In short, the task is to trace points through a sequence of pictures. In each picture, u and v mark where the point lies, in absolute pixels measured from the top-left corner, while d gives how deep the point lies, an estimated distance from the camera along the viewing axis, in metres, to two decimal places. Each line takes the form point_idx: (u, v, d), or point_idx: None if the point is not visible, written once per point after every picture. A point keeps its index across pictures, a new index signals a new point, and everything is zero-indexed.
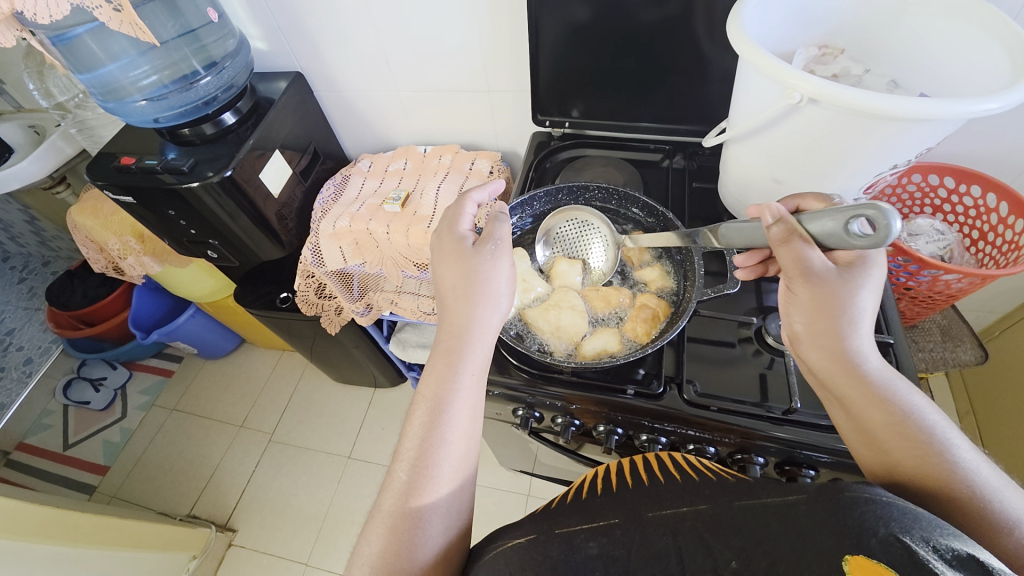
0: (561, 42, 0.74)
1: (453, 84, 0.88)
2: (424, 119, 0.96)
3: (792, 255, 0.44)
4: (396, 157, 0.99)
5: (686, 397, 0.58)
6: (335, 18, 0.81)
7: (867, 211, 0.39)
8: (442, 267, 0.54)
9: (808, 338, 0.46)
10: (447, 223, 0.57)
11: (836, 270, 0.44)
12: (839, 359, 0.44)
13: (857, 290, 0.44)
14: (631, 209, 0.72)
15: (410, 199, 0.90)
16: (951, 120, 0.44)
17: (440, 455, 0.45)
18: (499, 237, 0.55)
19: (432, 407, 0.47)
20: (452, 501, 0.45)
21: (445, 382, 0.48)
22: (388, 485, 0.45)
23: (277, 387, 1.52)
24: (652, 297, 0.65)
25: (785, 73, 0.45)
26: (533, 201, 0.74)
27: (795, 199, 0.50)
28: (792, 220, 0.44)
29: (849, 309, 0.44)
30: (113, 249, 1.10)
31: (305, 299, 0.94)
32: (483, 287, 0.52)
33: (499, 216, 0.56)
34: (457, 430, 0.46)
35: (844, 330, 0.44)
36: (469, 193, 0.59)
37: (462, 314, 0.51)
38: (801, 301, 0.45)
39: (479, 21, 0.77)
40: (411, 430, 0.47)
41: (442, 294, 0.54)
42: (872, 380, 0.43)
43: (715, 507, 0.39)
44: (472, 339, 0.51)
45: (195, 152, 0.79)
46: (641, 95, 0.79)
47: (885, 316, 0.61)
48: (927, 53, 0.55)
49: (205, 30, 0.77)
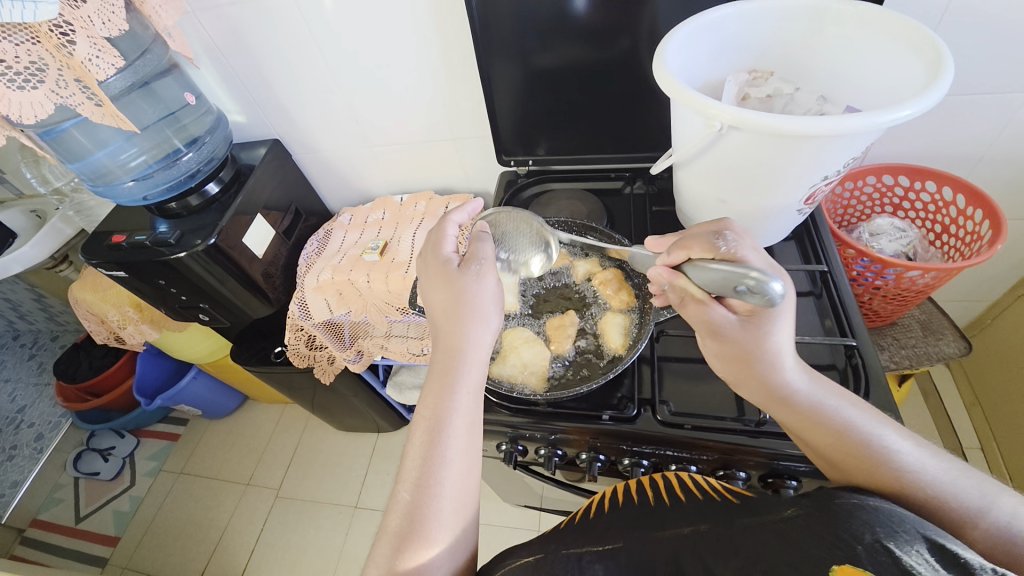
0: (516, 88, 0.79)
1: (422, 135, 0.92)
2: (399, 170, 1.01)
3: (699, 315, 0.48)
4: (375, 208, 1.03)
5: (659, 418, 0.59)
6: (306, 88, 0.87)
7: (748, 278, 0.39)
8: (432, 292, 0.55)
9: (737, 380, 0.49)
10: (431, 249, 0.58)
11: (738, 325, 0.46)
12: (769, 394, 0.47)
13: (765, 334, 0.45)
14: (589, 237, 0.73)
15: (389, 246, 0.92)
16: (868, 132, 0.46)
17: (442, 473, 0.45)
18: (484, 257, 0.55)
19: (431, 425, 0.47)
20: (456, 521, 0.45)
21: (443, 400, 0.48)
22: (394, 506, 0.45)
23: (281, 442, 1.52)
24: (602, 272, 0.71)
25: (706, 105, 0.48)
26: None
27: (683, 249, 0.47)
28: (683, 285, 0.47)
29: (762, 354, 0.46)
30: (113, 320, 1.14)
31: (296, 352, 0.96)
32: (472, 306, 0.53)
33: (481, 238, 0.57)
34: (457, 447, 0.47)
35: (765, 373, 0.46)
36: (449, 216, 0.60)
37: (455, 334, 0.52)
38: (717, 351, 0.49)
39: (439, 76, 0.82)
40: (415, 452, 0.47)
41: (435, 317, 0.55)
42: (804, 407, 0.45)
43: (717, 526, 0.41)
44: (466, 358, 0.51)
45: (183, 224, 0.84)
46: (598, 129, 0.83)
47: (850, 320, 0.61)
48: (847, 69, 0.58)
49: (184, 112, 0.84)
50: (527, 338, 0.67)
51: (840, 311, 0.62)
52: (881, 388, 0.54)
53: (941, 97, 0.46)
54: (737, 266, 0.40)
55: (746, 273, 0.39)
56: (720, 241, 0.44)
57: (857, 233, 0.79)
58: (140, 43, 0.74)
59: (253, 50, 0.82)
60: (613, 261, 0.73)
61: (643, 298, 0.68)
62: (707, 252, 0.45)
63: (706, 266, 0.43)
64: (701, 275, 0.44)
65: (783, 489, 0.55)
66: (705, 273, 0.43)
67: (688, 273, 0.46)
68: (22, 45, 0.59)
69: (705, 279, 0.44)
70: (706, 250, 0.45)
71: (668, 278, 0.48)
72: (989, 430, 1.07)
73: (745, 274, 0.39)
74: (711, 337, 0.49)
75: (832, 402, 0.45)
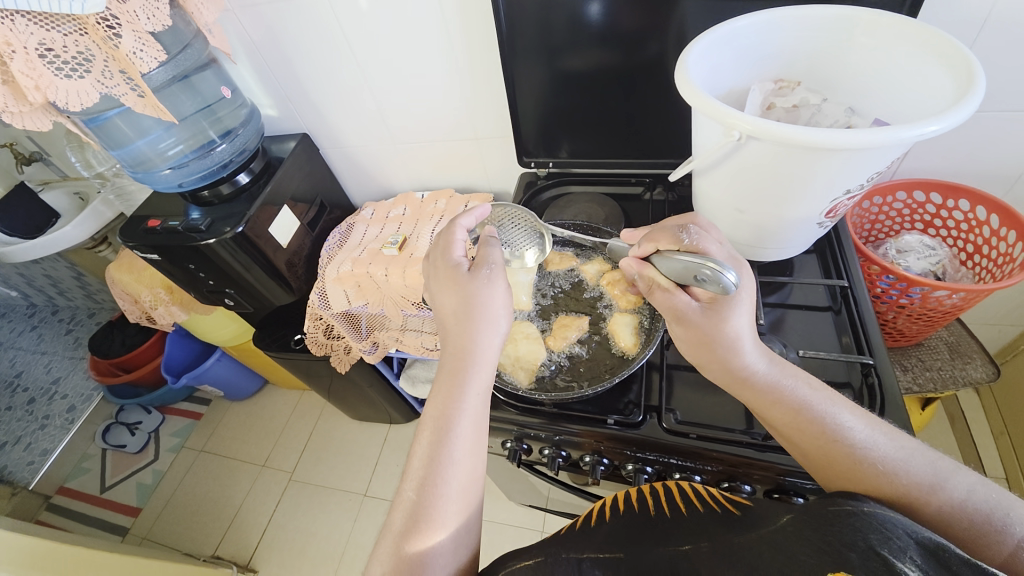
0: (539, 91, 0.79)
1: (444, 135, 0.94)
2: (421, 168, 1.03)
3: (666, 302, 0.51)
4: (396, 204, 1.05)
5: (665, 426, 0.59)
6: (336, 85, 0.90)
7: (705, 269, 0.44)
8: (442, 295, 0.55)
9: (700, 363, 0.51)
10: (440, 253, 0.57)
11: (699, 309, 0.48)
12: (729, 375, 0.48)
13: (726, 320, 0.47)
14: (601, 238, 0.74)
15: (408, 242, 0.94)
16: (892, 147, 0.45)
17: (448, 473, 0.46)
18: (493, 261, 0.55)
19: (438, 425, 0.48)
20: (459, 520, 0.46)
21: (451, 402, 0.49)
22: (401, 501, 0.46)
23: (297, 427, 1.57)
24: (612, 273, 0.71)
25: (724, 113, 0.48)
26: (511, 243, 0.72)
27: (652, 242, 0.51)
28: (652, 274, 0.51)
29: (722, 339, 0.47)
30: (146, 300, 1.20)
31: (315, 340, 0.99)
32: (483, 311, 0.53)
33: (487, 244, 0.56)
34: (463, 448, 0.48)
35: (726, 356, 0.47)
36: (457, 220, 0.60)
37: (465, 336, 0.52)
38: (680, 336, 0.51)
39: (464, 77, 0.83)
40: (423, 452, 0.47)
41: (445, 319, 0.55)
42: (762, 388, 0.47)
43: (716, 543, 0.40)
44: (476, 361, 0.52)
45: (213, 212, 0.88)
46: (620, 134, 0.83)
47: (867, 337, 0.60)
48: (877, 82, 0.57)
49: (219, 104, 0.87)
50: (530, 335, 0.67)
51: (858, 329, 0.61)
52: (896, 408, 0.53)
53: (972, 113, 0.45)
54: (696, 257, 0.45)
55: (704, 264, 0.44)
56: (683, 234, 0.48)
57: (883, 249, 0.77)
58: (181, 38, 0.78)
59: (287, 47, 0.85)
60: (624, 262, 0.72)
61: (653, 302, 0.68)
62: (672, 243, 0.49)
63: (672, 257, 0.47)
64: (667, 265, 0.48)
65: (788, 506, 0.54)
66: (669, 263, 0.48)
67: (657, 263, 0.50)
68: (69, 35, 0.63)
69: (669, 269, 0.48)
70: (671, 242, 0.49)
71: (638, 269, 0.52)
72: (1018, 461, 1.03)
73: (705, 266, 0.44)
74: (677, 322, 0.50)
75: (789, 382, 0.46)
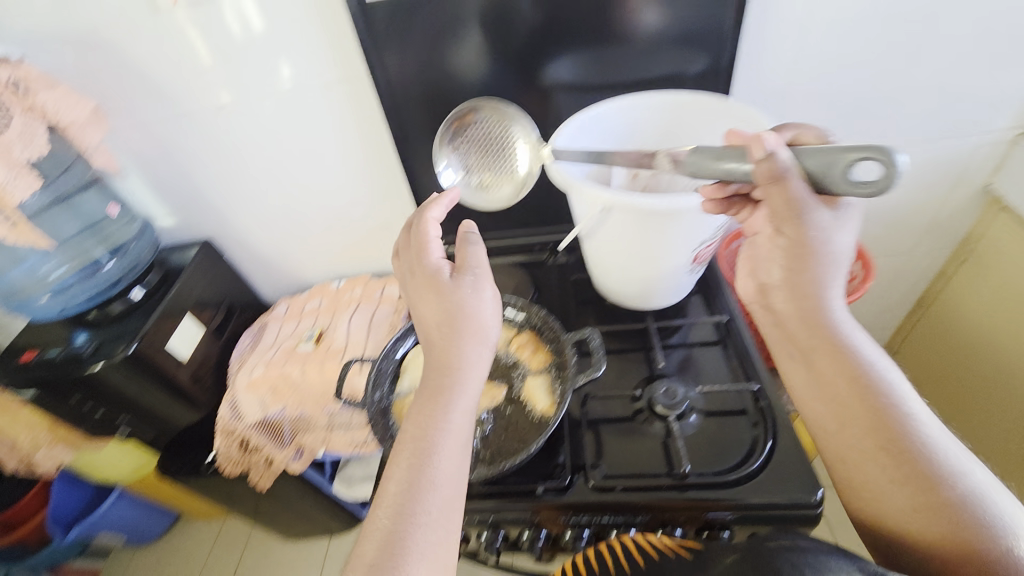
0: (438, 178, 0.85)
1: (354, 226, 0.97)
2: (335, 259, 1.03)
3: (779, 196, 0.45)
4: (312, 296, 1.01)
5: (592, 484, 0.59)
6: (236, 191, 0.90)
7: (873, 152, 0.39)
8: (423, 304, 0.54)
9: (779, 284, 0.51)
10: (417, 255, 0.56)
11: (829, 214, 0.47)
12: (805, 314, 0.50)
13: (829, 234, 0.47)
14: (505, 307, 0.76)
15: (325, 335, 0.93)
16: (722, 205, 0.55)
17: (428, 498, 0.44)
18: (476, 266, 0.55)
19: (421, 445, 0.47)
20: (439, 553, 0.43)
21: (435, 420, 0.48)
22: (374, 528, 0.44)
23: (218, 565, 1.37)
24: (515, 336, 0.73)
25: (587, 190, 0.55)
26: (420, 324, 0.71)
27: (767, 131, 0.47)
28: (787, 162, 0.44)
29: (822, 251, 0.48)
30: (24, 445, 1.05)
31: (227, 457, 0.91)
32: (468, 323, 0.52)
33: (467, 244, 0.56)
34: (446, 472, 0.46)
35: (819, 271, 0.49)
36: (426, 212, 0.57)
37: (450, 349, 0.51)
38: (766, 246, 0.51)
39: (366, 172, 0.88)
40: (403, 472, 0.46)
41: (426, 331, 0.54)
42: (829, 333, 0.49)
43: None
44: (462, 375, 0.50)
45: (102, 333, 0.82)
46: (518, 208, 0.90)
47: (752, 364, 0.67)
48: (712, 149, 0.69)
49: (107, 222, 0.85)
50: None
51: (744, 357, 0.68)
52: (785, 428, 0.60)
53: None
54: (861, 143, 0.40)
55: (870, 147, 0.40)
56: (813, 138, 0.49)
57: None
58: (62, 163, 0.77)
59: (181, 160, 0.85)
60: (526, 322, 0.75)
61: (559, 356, 0.69)
62: None
63: (822, 147, 0.44)
64: (812, 159, 0.44)
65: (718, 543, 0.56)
66: (815, 157, 0.44)
67: (800, 154, 0.45)
68: None
69: (814, 161, 0.44)
70: (792, 137, 0.47)
71: (771, 152, 0.44)
72: None
73: (873, 154, 0.39)
74: (779, 220, 0.47)
75: (857, 338, 0.50)
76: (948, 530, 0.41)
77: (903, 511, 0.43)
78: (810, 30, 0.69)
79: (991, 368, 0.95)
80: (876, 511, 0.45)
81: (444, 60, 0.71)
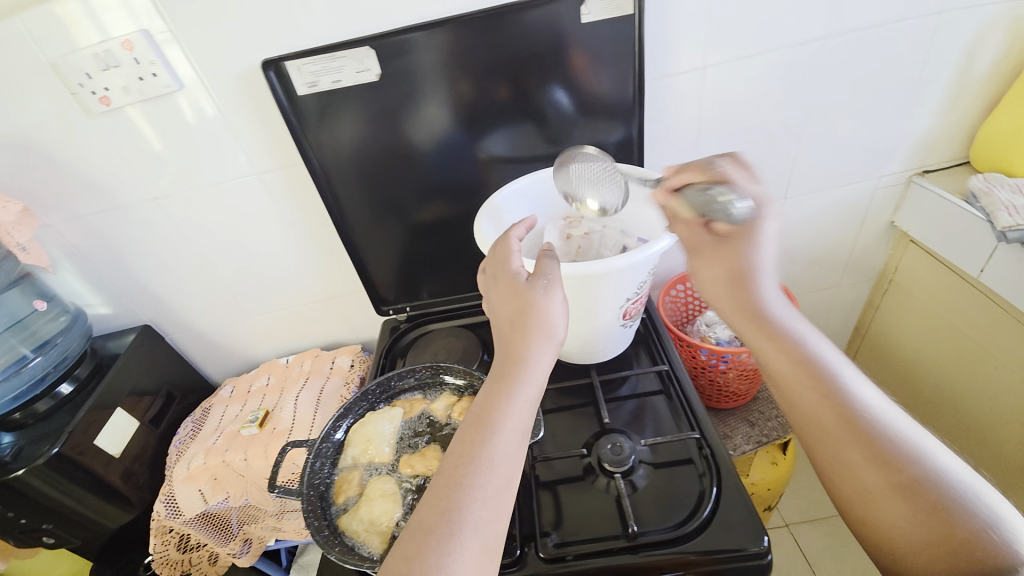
0: (382, 248, 0.87)
1: (302, 299, 0.96)
2: (284, 334, 1.02)
3: (684, 231, 0.61)
4: (259, 374, 1.00)
5: (544, 554, 0.58)
6: (177, 274, 0.89)
7: (725, 198, 0.53)
8: (500, 304, 0.53)
9: (711, 300, 0.59)
10: (498, 265, 0.56)
11: (716, 241, 0.58)
12: (739, 310, 0.55)
13: (741, 253, 0.56)
14: (445, 375, 0.72)
15: (270, 416, 0.89)
16: (637, 263, 0.59)
17: (472, 500, 0.43)
18: (553, 270, 0.53)
19: (483, 427, 0.46)
20: (477, 555, 0.41)
21: (496, 414, 0.47)
22: (428, 497, 0.44)
23: None
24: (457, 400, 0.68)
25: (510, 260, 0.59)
26: (359, 404, 0.70)
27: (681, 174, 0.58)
28: (676, 206, 0.59)
29: (746, 268, 0.55)
30: None
31: (165, 560, 0.84)
32: (539, 320, 0.50)
33: (546, 254, 0.54)
34: (497, 475, 0.44)
35: (749, 291, 0.55)
36: (510, 230, 0.59)
37: (520, 346, 0.50)
38: (704, 270, 0.59)
39: (310, 247, 0.89)
40: (468, 454, 0.45)
41: (502, 329, 0.53)
42: (767, 325, 0.52)
43: None
44: (528, 373, 0.49)
45: (25, 436, 0.76)
46: (463, 272, 0.92)
47: (694, 412, 0.69)
48: (632, 209, 0.74)
49: (34, 317, 0.81)
50: (385, 491, 0.60)
51: (686, 407, 0.70)
52: (729, 474, 0.61)
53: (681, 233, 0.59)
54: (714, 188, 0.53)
55: (719, 195, 0.53)
56: (714, 163, 0.56)
57: (698, 326, 0.91)
58: None
59: (117, 247, 0.84)
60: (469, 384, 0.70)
61: None
62: (699, 173, 0.57)
63: (696, 189, 0.56)
64: (693, 199, 0.56)
65: None
66: (692, 196, 0.56)
67: (681, 196, 0.58)
68: None
69: (691, 201, 0.56)
70: (698, 172, 0.57)
71: (664, 200, 0.60)
72: None
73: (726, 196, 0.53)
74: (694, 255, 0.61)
75: (801, 330, 0.51)
76: (929, 517, 0.38)
77: (888, 505, 0.40)
78: (708, 105, 0.76)
79: (931, 388, 1.00)
80: (850, 500, 0.43)
81: (379, 142, 0.75)
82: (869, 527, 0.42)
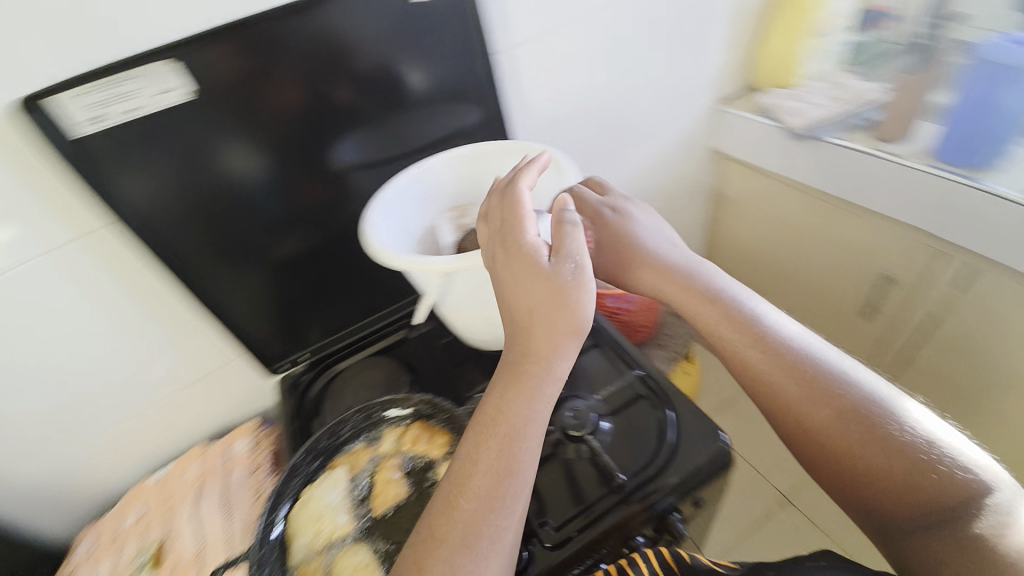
0: (249, 300, 0.73)
1: (159, 392, 0.76)
2: (146, 443, 0.79)
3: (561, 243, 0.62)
4: (126, 507, 0.76)
5: (548, 544, 0.56)
6: None
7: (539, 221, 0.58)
8: (513, 282, 0.49)
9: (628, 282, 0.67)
10: (511, 232, 0.50)
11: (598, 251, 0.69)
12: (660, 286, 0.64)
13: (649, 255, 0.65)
14: (385, 410, 0.63)
15: (165, 549, 0.69)
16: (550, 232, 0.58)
17: (496, 511, 0.44)
18: (581, 252, 0.49)
19: (499, 434, 0.47)
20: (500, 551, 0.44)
21: (512, 413, 0.48)
22: (440, 505, 0.45)
23: None
24: (409, 434, 0.61)
25: (422, 264, 0.54)
26: (286, 484, 0.58)
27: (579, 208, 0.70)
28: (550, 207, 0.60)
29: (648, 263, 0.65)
30: None
31: None
32: (568, 318, 0.48)
33: (571, 230, 0.50)
34: (523, 479, 0.46)
35: (659, 279, 0.64)
36: (517, 185, 0.52)
37: (544, 342, 0.49)
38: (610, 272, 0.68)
39: (150, 324, 0.70)
40: (483, 460, 0.46)
41: (512, 312, 0.50)
42: (700, 294, 0.61)
43: None
44: (548, 374, 0.49)
45: None
46: (354, 300, 0.83)
47: (627, 354, 0.72)
48: None
49: None
50: (358, 564, 0.53)
51: (619, 352, 0.73)
52: (675, 395, 0.66)
53: None
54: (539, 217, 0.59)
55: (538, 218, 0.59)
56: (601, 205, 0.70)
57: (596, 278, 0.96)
58: None
59: None
60: (416, 409, 0.63)
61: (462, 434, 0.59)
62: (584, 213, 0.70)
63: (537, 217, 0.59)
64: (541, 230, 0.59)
65: (674, 526, 0.58)
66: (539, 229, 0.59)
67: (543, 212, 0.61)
68: None
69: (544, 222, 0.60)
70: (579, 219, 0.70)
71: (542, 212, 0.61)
72: None
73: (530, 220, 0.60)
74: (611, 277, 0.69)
75: (740, 301, 0.60)
76: (872, 443, 0.48)
77: (836, 434, 0.50)
78: (550, 70, 0.79)
79: (768, 274, 1.22)
80: (816, 433, 0.51)
81: (210, 176, 0.62)
82: (825, 459, 0.51)
